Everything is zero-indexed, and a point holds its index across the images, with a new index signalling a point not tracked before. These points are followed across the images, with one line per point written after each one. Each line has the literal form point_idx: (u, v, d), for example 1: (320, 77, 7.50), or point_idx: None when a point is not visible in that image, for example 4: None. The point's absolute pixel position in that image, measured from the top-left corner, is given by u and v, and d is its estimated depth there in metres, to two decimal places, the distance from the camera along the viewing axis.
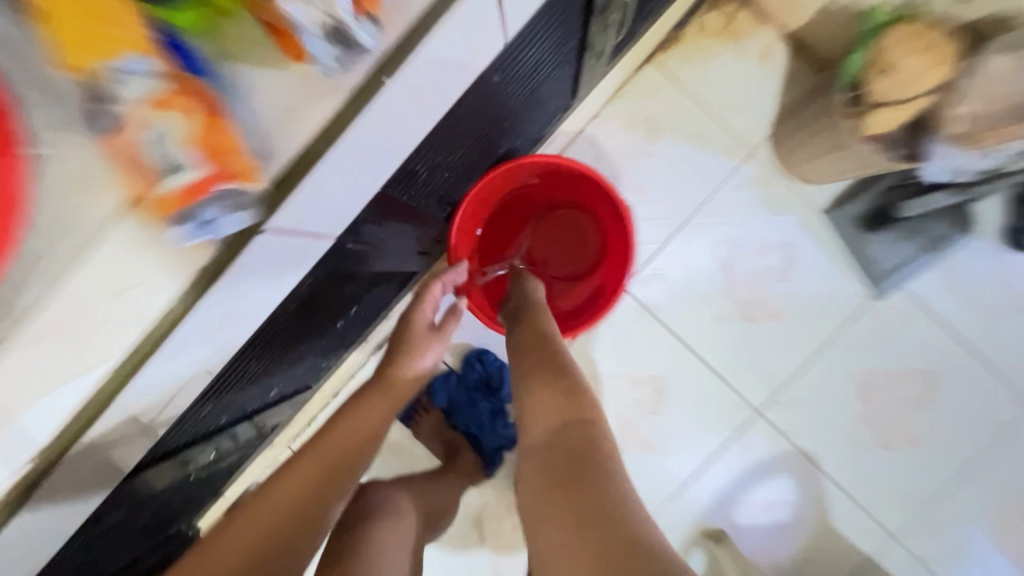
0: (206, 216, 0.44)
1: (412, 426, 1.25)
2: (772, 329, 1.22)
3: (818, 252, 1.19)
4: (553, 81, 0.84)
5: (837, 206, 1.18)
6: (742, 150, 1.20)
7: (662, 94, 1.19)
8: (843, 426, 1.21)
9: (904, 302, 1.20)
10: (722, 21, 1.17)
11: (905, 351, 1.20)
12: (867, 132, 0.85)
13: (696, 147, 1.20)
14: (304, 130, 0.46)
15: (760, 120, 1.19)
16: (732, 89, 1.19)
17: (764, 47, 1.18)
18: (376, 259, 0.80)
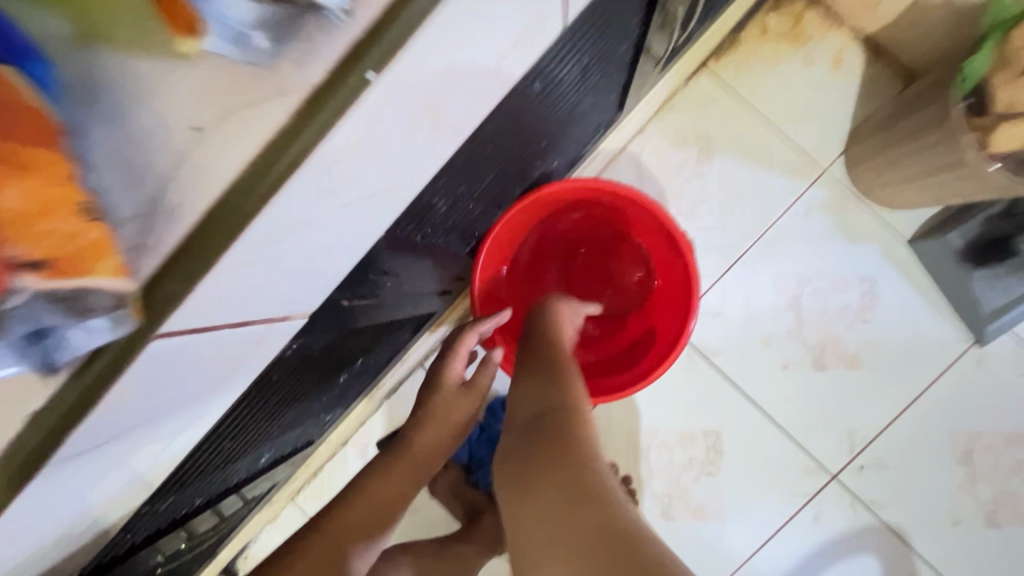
0: (35, 336, 0.26)
1: (429, 483, 1.10)
2: (850, 379, 1.03)
3: (904, 289, 1.02)
4: (600, 91, 0.71)
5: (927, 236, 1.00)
6: (811, 169, 1.03)
7: (717, 106, 1.04)
8: (940, 497, 1.01)
9: (1011, 348, 1.00)
10: (787, 23, 1.02)
11: (1014, 408, 1.00)
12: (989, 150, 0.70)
13: (758, 167, 1.04)
14: (230, 161, 0.28)
15: (834, 135, 1.03)
16: (799, 100, 1.03)
17: (838, 52, 1.02)
18: (387, 307, 0.66)
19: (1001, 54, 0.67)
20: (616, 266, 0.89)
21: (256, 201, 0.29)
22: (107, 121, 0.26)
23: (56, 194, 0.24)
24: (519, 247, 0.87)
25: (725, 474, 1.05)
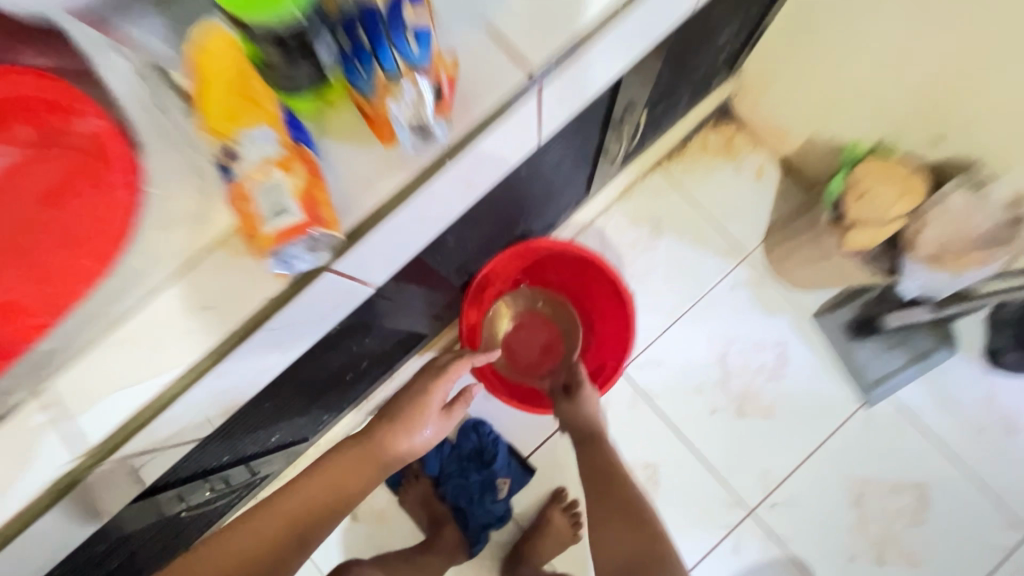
0: (290, 254, 0.43)
1: (399, 492, 1.23)
2: (764, 427, 1.23)
3: (808, 354, 1.25)
4: (572, 176, 0.96)
5: (827, 311, 1.25)
6: (737, 253, 1.30)
7: (666, 197, 1.32)
8: (837, 535, 1.19)
9: (893, 412, 1.22)
10: (722, 141, 1.33)
11: (896, 462, 1.21)
12: (848, 246, 0.98)
13: (696, 247, 1.30)
14: (375, 198, 0.46)
15: (755, 228, 1.30)
16: (729, 199, 1.32)
17: (759, 167, 1.32)
18: (395, 318, 0.86)
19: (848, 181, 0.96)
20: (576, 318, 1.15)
21: None
22: (334, 172, 0.45)
23: (324, 193, 0.43)
24: (500, 297, 1.13)
25: (660, 502, 1.22)
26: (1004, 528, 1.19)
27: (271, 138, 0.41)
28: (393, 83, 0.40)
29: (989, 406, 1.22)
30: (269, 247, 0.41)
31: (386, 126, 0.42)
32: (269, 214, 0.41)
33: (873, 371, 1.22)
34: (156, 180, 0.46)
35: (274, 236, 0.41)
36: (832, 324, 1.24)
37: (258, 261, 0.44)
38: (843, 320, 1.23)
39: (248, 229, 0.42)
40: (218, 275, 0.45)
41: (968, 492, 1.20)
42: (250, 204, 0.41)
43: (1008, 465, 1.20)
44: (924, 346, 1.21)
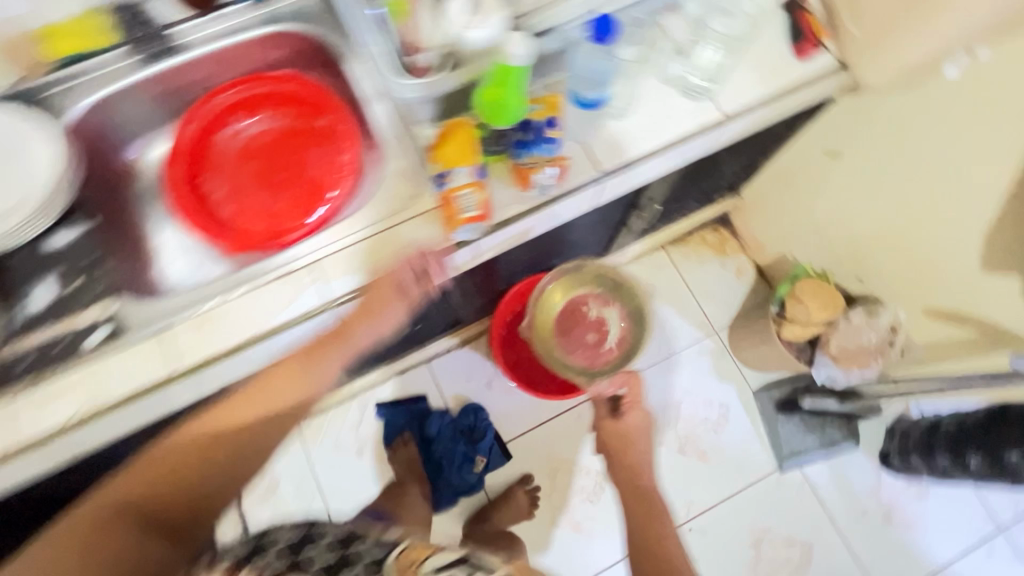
0: (461, 233, 0.75)
1: (390, 450, 1.50)
2: (697, 467, 1.54)
3: (744, 419, 1.58)
4: (600, 236, 1.32)
5: (765, 389, 1.58)
6: (707, 327, 1.65)
7: (663, 271, 1.69)
8: (733, 566, 1.48)
9: (799, 481, 1.54)
10: (717, 241, 1.71)
11: (793, 522, 1.51)
12: (783, 337, 1.31)
13: (677, 314, 1.66)
14: (507, 213, 0.76)
15: (725, 313, 1.66)
16: (711, 285, 1.68)
17: (740, 267, 1.69)
18: (453, 299, 1.20)
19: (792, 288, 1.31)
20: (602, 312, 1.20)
21: None
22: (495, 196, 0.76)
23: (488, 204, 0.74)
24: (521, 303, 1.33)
25: (602, 504, 1.51)
26: None
27: (471, 171, 0.72)
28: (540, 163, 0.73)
29: (876, 498, 1.52)
30: (456, 225, 0.73)
31: (529, 180, 0.74)
32: (463, 210, 0.73)
33: (791, 445, 1.54)
34: (386, 177, 0.80)
35: (461, 220, 0.73)
36: (767, 400, 1.58)
37: (441, 234, 0.77)
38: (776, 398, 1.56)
39: (447, 215, 0.74)
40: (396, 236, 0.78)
41: (843, 560, 1.49)
42: (451, 202, 0.73)
43: (880, 547, 1.50)
44: (835, 435, 1.53)
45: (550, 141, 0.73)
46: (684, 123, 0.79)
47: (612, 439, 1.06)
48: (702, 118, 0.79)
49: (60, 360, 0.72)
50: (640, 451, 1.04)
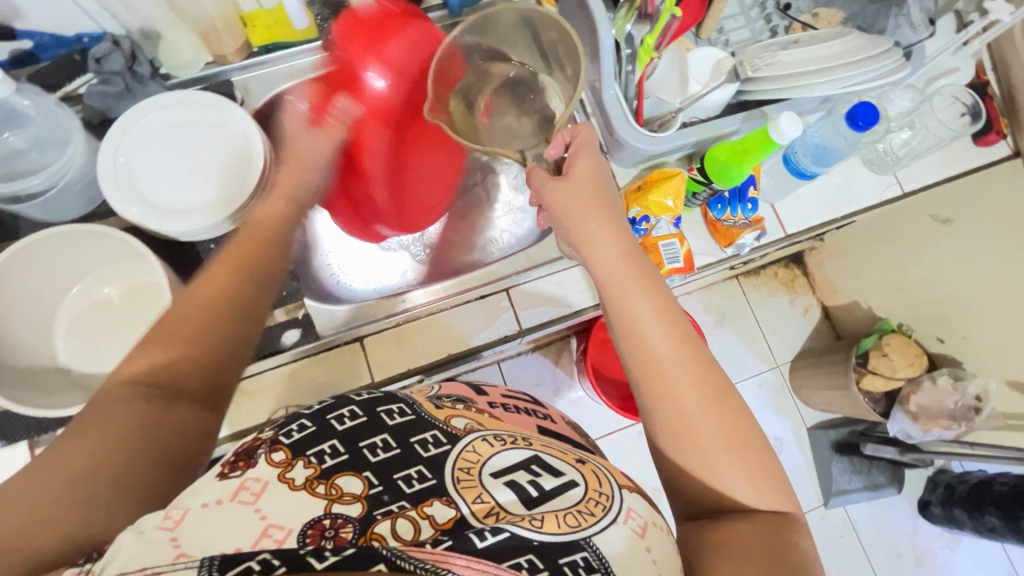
0: None
1: None
2: None
3: (799, 454, 1.42)
4: None
5: (819, 427, 1.43)
6: (770, 359, 1.40)
7: (730, 302, 1.37)
8: None
9: (843, 517, 1.41)
10: (788, 277, 1.38)
11: (832, 556, 1.40)
12: (862, 386, 1.19)
13: (744, 343, 1.38)
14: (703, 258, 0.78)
15: (786, 348, 1.40)
16: (772, 318, 1.39)
17: (807, 306, 1.39)
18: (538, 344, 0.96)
19: (877, 341, 1.19)
20: (660, 212, 0.73)
21: None
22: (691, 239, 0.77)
23: (691, 254, 0.76)
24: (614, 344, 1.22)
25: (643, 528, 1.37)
26: None
27: (673, 227, 0.75)
28: (749, 225, 0.75)
29: (912, 544, 1.43)
30: None
31: (731, 234, 0.75)
32: (669, 261, 0.74)
33: (842, 483, 1.41)
34: None
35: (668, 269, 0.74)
36: (821, 438, 1.43)
37: None
38: (831, 437, 1.42)
39: None
40: (556, 268, 0.77)
41: None
42: (656, 249, 0.74)
43: None
44: (879, 477, 1.42)
45: (751, 202, 0.75)
46: (867, 195, 0.79)
47: (575, 203, 0.59)
48: (885, 193, 0.79)
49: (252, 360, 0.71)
50: (611, 210, 0.59)
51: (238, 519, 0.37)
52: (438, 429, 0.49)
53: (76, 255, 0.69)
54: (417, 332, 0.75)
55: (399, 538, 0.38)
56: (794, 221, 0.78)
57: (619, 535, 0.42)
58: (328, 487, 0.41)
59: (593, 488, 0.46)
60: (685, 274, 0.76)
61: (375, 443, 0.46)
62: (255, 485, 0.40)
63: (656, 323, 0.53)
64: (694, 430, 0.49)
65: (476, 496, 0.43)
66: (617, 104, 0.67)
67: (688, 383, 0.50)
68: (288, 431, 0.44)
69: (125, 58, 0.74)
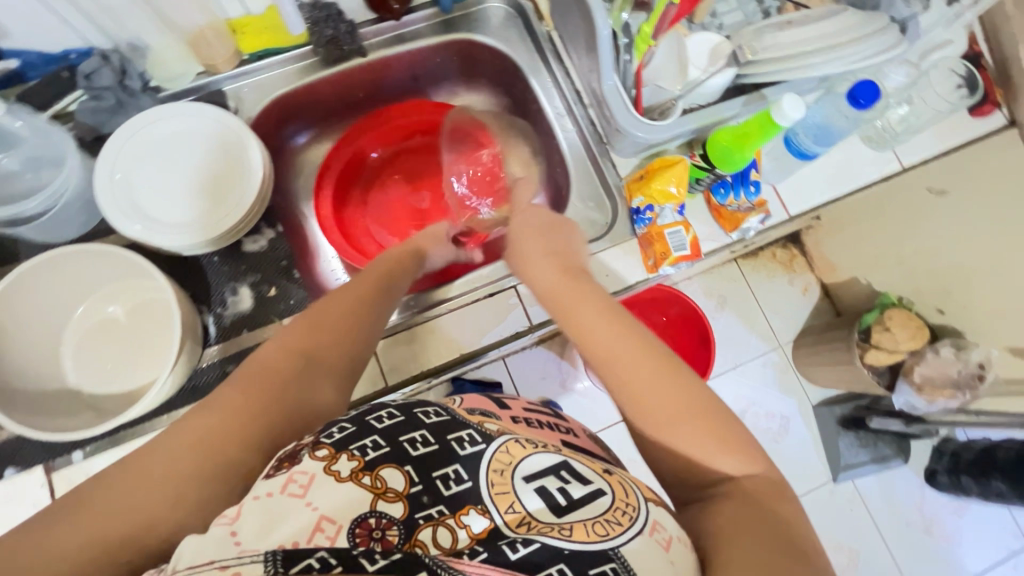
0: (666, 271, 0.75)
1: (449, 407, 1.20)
2: None
3: (806, 431, 1.43)
4: None
5: (824, 403, 1.45)
6: (773, 340, 1.41)
7: (731, 284, 1.38)
8: None
9: (852, 490, 1.43)
10: (787, 257, 1.38)
11: (844, 529, 1.42)
12: (867, 360, 1.20)
13: (746, 325, 1.39)
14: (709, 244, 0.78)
15: (788, 328, 1.40)
16: (774, 300, 1.39)
17: (807, 285, 1.39)
18: None
19: (879, 316, 1.20)
20: (664, 199, 0.74)
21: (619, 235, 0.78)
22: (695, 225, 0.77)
23: (697, 240, 0.75)
24: None
25: None
26: None
27: (679, 214, 0.74)
28: (753, 209, 0.75)
29: (921, 513, 1.45)
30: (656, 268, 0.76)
31: (735, 219, 0.75)
32: (677, 248, 0.73)
33: (850, 458, 1.42)
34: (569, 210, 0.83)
35: (676, 257, 0.73)
36: (827, 414, 1.44)
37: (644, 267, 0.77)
38: (836, 413, 1.43)
39: (652, 260, 0.75)
40: None
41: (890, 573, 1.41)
42: (664, 237, 0.73)
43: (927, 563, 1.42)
44: (886, 451, 1.43)
45: (754, 185, 0.75)
46: (867, 172, 0.79)
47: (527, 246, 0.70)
48: (884, 169, 0.80)
49: None
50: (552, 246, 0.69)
51: (288, 512, 0.37)
52: (473, 428, 0.46)
53: (78, 277, 0.68)
54: (427, 335, 0.74)
55: (438, 547, 0.38)
56: (796, 202, 0.78)
57: (645, 549, 0.40)
58: (373, 478, 0.40)
59: (620, 498, 0.44)
60: (692, 261, 0.75)
61: (414, 438, 0.44)
62: (302, 478, 0.39)
63: (599, 323, 0.56)
64: (656, 411, 0.50)
65: (509, 505, 0.41)
66: (618, 94, 0.67)
67: (640, 366, 0.51)
68: (329, 431, 0.43)
69: (115, 72, 0.73)
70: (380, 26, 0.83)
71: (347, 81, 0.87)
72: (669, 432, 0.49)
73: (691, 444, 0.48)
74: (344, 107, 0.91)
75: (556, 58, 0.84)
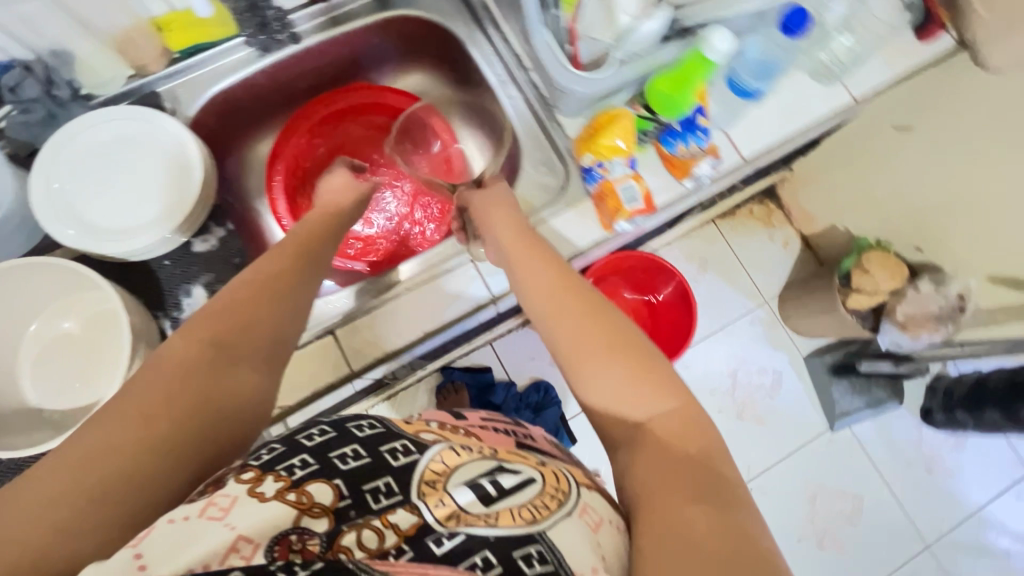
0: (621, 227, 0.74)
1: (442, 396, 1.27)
2: (757, 433, 1.40)
3: (797, 382, 1.43)
4: None
5: (815, 353, 1.44)
6: (757, 296, 1.44)
7: (713, 245, 1.44)
8: (788, 520, 1.38)
9: (848, 436, 1.43)
10: (764, 213, 1.45)
11: (844, 473, 1.42)
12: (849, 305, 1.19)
13: (729, 283, 1.43)
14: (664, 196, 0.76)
15: (773, 283, 1.45)
16: (755, 256, 1.45)
17: (786, 239, 1.45)
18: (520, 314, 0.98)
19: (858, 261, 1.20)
20: (611, 153, 0.73)
21: (572, 198, 0.76)
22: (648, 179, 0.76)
23: (649, 192, 0.74)
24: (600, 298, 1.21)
25: None
26: (914, 539, 1.41)
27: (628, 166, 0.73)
28: (701, 153, 0.73)
29: (919, 451, 1.45)
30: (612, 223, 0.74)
31: (685, 166, 0.74)
32: (628, 201, 0.72)
33: (843, 405, 1.42)
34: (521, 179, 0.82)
35: (630, 210, 0.72)
36: (817, 364, 1.44)
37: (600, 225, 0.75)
38: (827, 361, 1.42)
39: (607, 216, 0.74)
40: None
41: (892, 512, 1.41)
42: (614, 191, 0.72)
43: (929, 501, 1.43)
44: (882, 395, 1.42)
45: (703, 130, 0.72)
46: (817, 110, 0.78)
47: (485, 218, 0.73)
48: (834, 102, 0.78)
49: None
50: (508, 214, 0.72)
51: (202, 535, 0.36)
52: (408, 439, 0.46)
53: (22, 294, 0.67)
54: (387, 318, 0.73)
55: (365, 549, 0.38)
56: (748, 145, 0.77)
57: (576, 530, 0.41)
58: (298, 494, 0.39)
59: (551, 484, 0.45)
60: (648, 215, 0.74)
61: (345, 453, 0.43)
62: (224, 500, 0.38)
63: (546, 280, 0.62)
64: (591, 349, 0.55)
65: (438, 500, 0.41)
66: (548, 49, 0.69)
67: (579, 314, 0.58)
68: (257, 455, 0.42)
69: (38, 82, 0.71)
70: (311, 9, 0.80)
71: (283, 72, 0.85)
72: (606, 372, 0.53)
73: (624, 385, 0.52)
74: (285, 98, 0.89)
75: (492, 23, 0.82)
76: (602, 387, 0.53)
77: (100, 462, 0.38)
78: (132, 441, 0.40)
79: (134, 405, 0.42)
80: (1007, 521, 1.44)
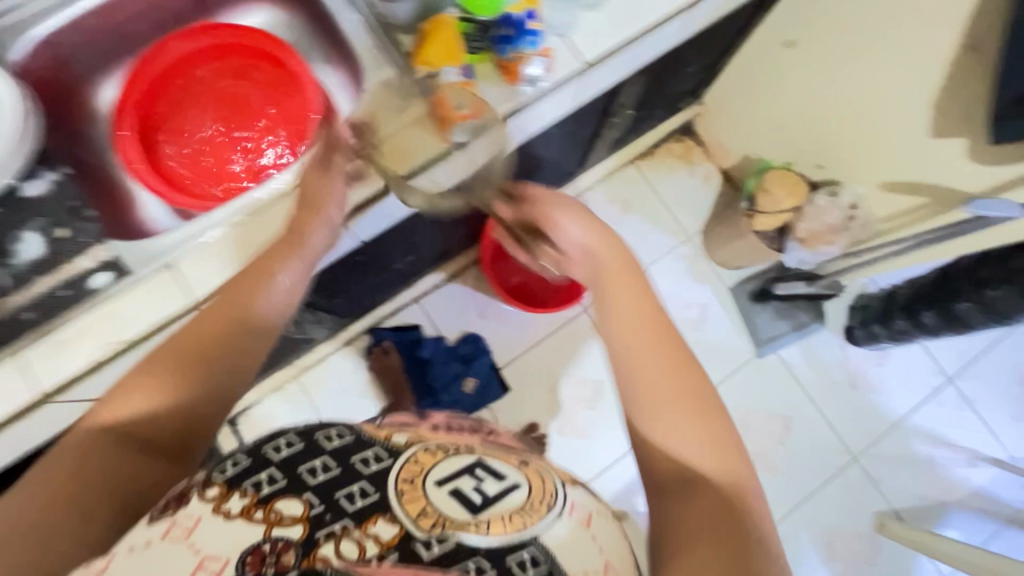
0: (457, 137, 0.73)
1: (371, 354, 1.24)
2: None
3: (723, 314, 1.42)
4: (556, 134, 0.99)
5: (739, 283, 1.43)
6: (681, 234, 1.42)
7: (633, 187, 1.42)
8: None
9: (778, 362, 1.41)
10: (682, 149, 1.44)
11: (775, 395, 1.40)
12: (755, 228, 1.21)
13: (652, 223, 1.41)
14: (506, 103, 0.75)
15: (696, 219, 1.42)
16: (676, 193, 1.43)
17: (707, 174, 1.44)
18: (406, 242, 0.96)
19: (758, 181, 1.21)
20: (442, 60, 0.73)
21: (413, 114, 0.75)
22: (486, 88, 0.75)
23: (480, 100, 0.73)
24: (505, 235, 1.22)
25: (602, 411, 1.31)
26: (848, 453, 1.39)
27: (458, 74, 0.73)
28: (525, 57, 0.72)
29: (846, 371, 1.43)
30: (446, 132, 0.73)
31: (515, 71, 0.74)
32: (457, 107, 0.73)
33: (768, 331, 1.41)
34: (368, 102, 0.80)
35: (458, 116, 0.72)
36: (741, 293, 1.43)
37: (437, 135, 0.73)
38: (749, 289, 1.41)
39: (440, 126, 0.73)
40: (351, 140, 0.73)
41: (823, 430, 1.39)
42: (444, 98, 0.73)
43: (861, 417, 1.41)
44: (804, 317, 1.42)
45: (533, 35, 0.72)
46: (658, 8, 0.77)
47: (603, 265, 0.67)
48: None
49: (63, 312, 0.68)
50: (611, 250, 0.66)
51: (172, 555, 0.42)
52: (380, 446, 0.51)
53: None
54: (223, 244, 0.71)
55: (346, 557, 0.41)
56: (590, 48, 0.76)
57: (563, 529, 0.45)
58: (267, 510, 0.44)
59: (537, 489, 0.48)
60: (479, 121, 0.73)
61: (313, 466, 0.49)
62: (187, 521, 0.43)
63: (652, 320, 0.59)
64: (698, 395, 0.54)
65: (420, 508, 0.45)
66: None
67: (664, 357, 0.55)
68: (223, 467, 0.48)
69: None
70: None
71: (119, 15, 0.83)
72: (678, 418, 0.53)
73: (688, 428, 0.52)
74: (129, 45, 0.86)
75: None
76: (682, 425, 0.52)
77: (55, 503, 0.42)
78: (85, 485, 0.44)
79: (81, 453, 0.46)
80: (932, 428, 1.42)
